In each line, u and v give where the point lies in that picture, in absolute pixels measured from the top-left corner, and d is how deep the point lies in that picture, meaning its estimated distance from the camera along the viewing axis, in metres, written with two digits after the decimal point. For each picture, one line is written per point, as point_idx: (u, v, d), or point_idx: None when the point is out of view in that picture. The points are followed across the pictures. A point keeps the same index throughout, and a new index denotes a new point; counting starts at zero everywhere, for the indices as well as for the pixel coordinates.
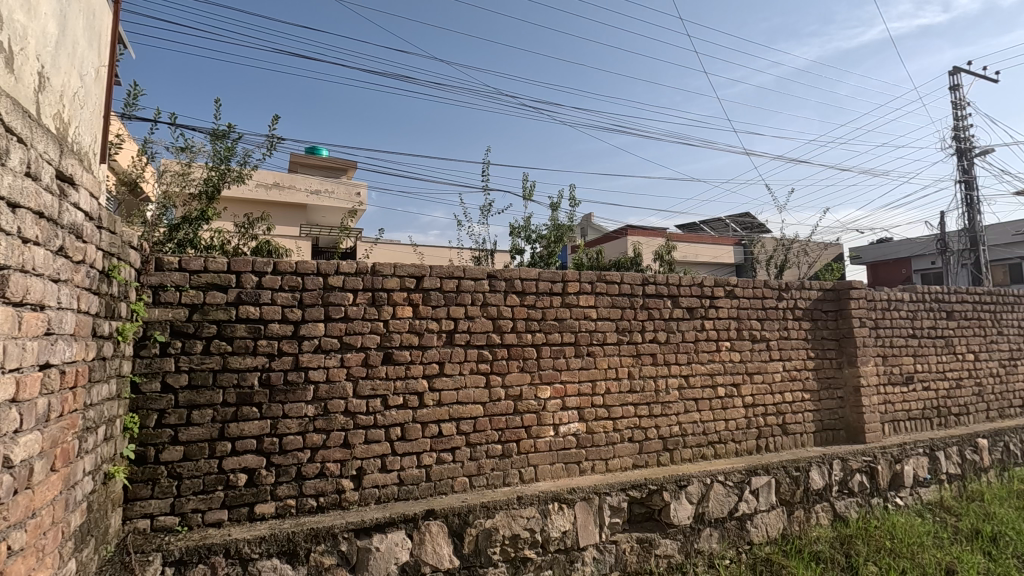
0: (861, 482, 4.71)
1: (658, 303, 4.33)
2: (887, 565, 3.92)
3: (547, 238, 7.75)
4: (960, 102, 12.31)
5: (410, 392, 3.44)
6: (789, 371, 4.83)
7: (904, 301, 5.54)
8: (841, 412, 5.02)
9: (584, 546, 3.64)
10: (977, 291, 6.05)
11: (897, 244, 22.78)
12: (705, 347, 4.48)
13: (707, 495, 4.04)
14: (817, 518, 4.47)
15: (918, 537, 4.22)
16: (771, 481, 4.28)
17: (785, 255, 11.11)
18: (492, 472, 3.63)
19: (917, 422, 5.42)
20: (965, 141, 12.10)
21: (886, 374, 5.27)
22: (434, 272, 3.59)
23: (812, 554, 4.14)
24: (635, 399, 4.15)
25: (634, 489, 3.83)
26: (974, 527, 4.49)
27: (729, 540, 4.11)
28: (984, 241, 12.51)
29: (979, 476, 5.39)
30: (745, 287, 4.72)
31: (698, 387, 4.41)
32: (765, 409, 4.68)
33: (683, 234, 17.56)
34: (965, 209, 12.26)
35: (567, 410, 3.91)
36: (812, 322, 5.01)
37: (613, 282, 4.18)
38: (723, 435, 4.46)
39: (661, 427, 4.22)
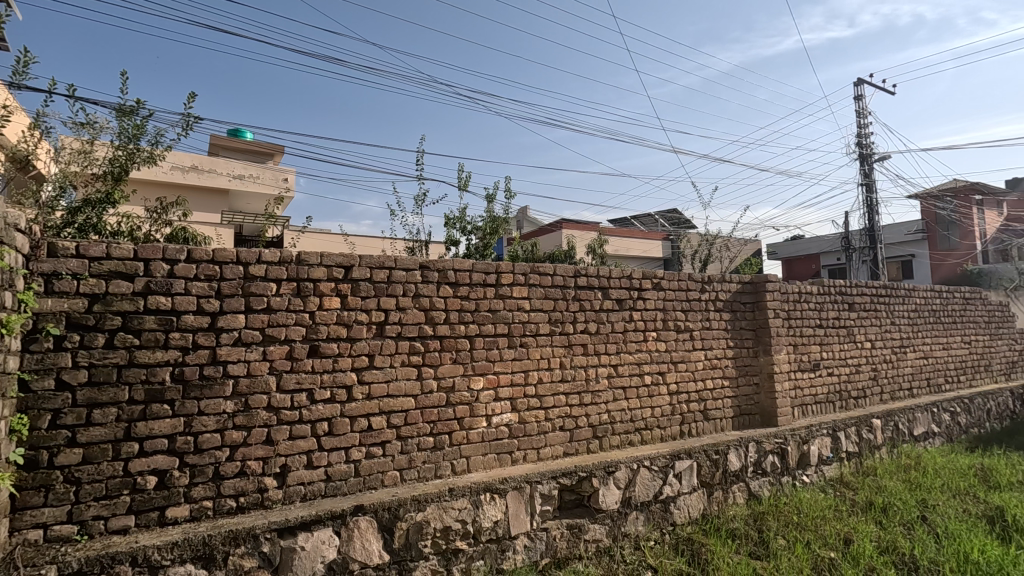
0: (773, 462, 5.04)
1: (589, 295, 4.42)
2: (794, 538, 4.20)
3: (483, 230, 7.78)
4: (864, 111, 13.37)
5: (338, 385, 3.33)
6: (710, 359, 5.08)
7: (813, 294, 5.96)
8: (757, 398, 5.35)
9: (516, 534, 3.68)
10: (875, 284, 6.62)
11: (808, 241, 24.56)
12: (633, 337, 4.63)
13: (634, 480, 4.19)
14: (734, 498, 4.74)
15: (821, 511, 4.57)
16: (693, 465, 4.51)
17: (709, 250, 11.70)
18: (424, 465, 3.59)
19: (822, 405, 5.87)
20: (867, 146, 13.18)
21: (796, 361, 5.67)
22: (365, 262, 3.48)
23: (729, 531, 4.37)
24: (567, 388, 4.23)
25: (565, 476, 3.91)
26: (869, 499, 4.90)
27: (654, 522, 4.28)
28: (882, 240, 13.70)
29: (873, 453, 5.92)
30: (671, 279, 4.91)
31: (627, 376, 4.56)
32: (688, 396, 4.91)
33: (615, 228, 18.11)
34: (866, 210, 13.38)
35: (500, 400, 3.92)
36: (732, 312, 5.29)
37: (546, 273, 4.21)
38: (650, 422, 4.64)
39: (591, 415, 4.33)
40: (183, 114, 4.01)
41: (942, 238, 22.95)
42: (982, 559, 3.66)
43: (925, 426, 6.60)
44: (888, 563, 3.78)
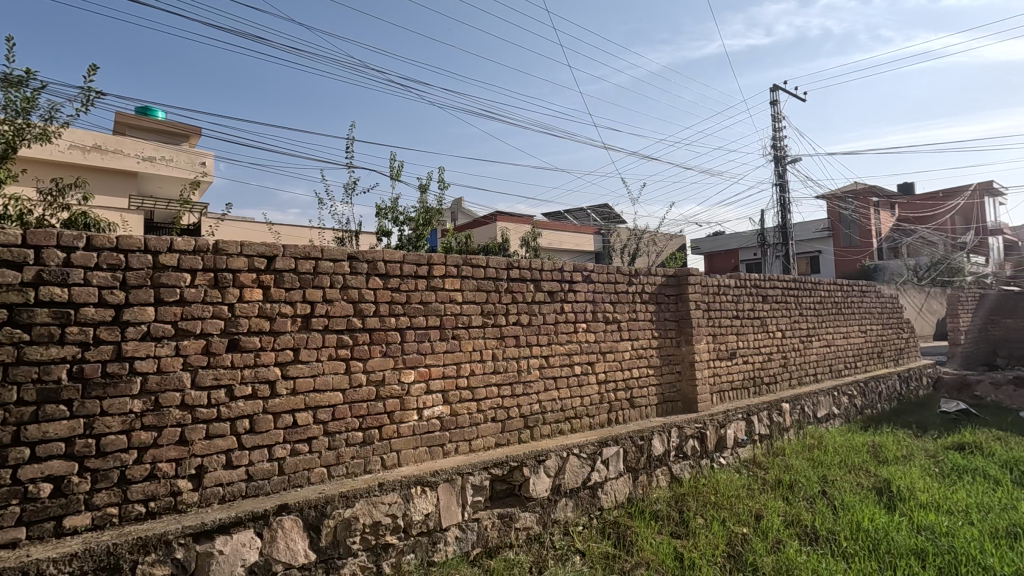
0: (693, 446, 5.32)
1: (521, 287, 4.46)
2: (711, 516, 4.45)
3: (416, 221, 7.69)
4: (778, 115, 14.28)
5: (260, 380, 3.19)
6: (636, 349, 5.28)
7: (731, 287, 6.33)
8: (679, 385, 5.63)
9: (447, 526, 3.68)
10: (785, 278, 7.11)
11: (728, 237, 26.01)
12: (564, 329, 4.72)
13: (564, 468, 4.30)
14: (658, 481, 4.97)
15: (735, 490, 4.88)
16: (619, 451, 4.68)
17: (637, 244, 12.13)
18: (353, 460, 3.50)
19: (738, 390, 6.26)
20: (780, 149, 14.10)
21: (715, 350, 6.00)
22: (289, 252, 3.34)
23: (652, 513, 4.58)
24: (499, 379, 4.26)
25: (497, 467, 3.95)
26: (777, 477, 5.28)
27: (582, 508, 4.40)
28: (792, 236, 14.73)
29: (782, 434, 6.38)
30: (601, 272, 5.04)
31: (557, 366, 4.65)
32: (616, 384, 5.08)
33: (548, 222, 18.38)
34: (779, 209, 14.33)
35: (431, 393, 3.89)
36: (657, 304, 5.52)
37: (478, 265, 4.21)
38: (579, 410, 4.77)
39: (523, 405, 4.39)
40: (82, 88, 3.66)
41: (844, 236, 25.02)
42: (871, 526, 4.04)
43: (827, 408, 7.20)
44: (793, 534, 4.10)
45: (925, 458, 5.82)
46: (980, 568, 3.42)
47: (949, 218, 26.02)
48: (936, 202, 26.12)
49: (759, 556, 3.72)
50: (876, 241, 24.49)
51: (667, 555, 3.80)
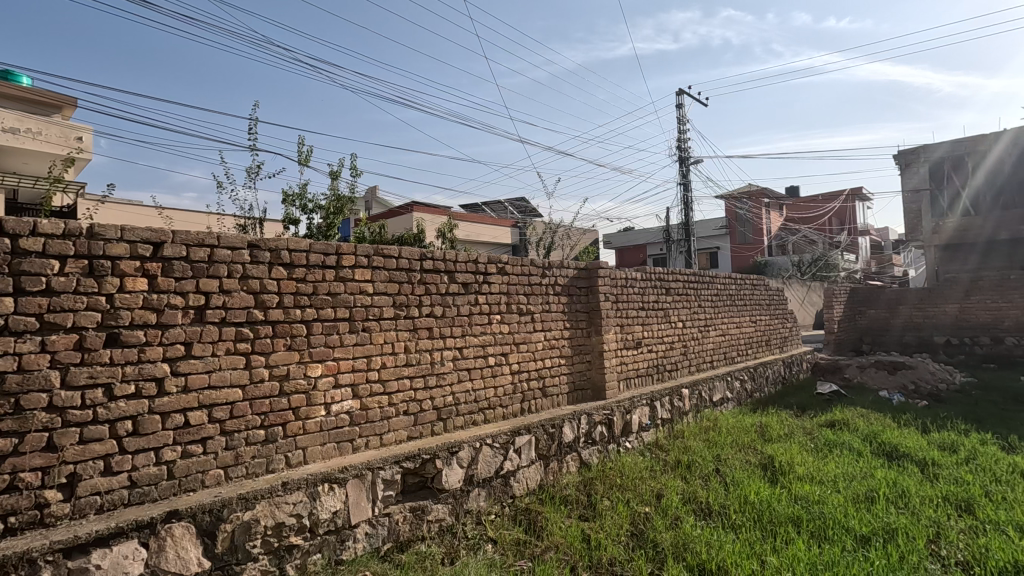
0: (601, 432, 5.56)
1: (434, 279, 4.41)
2: (616, 498, 4.66)
3: (326, 209, 7.41)
4: (683, 118, 15.14)
5: (145, 378, 2.92)
6: (548, 340, 5.41)
7: (637, 280, 6.64)
8: (589, 374, 5.84)
9: (356, 523, 3.58)
10: (686, 272, 7.58)
11: (637, 233, 27.30)
12: (478, 320, 4.74)
13: (476, 458, 4.33)
14: (568, 467, 5.14)
15: (639, 472, 5.15)
16: (531, 439, 4.79)
17: (552, 237, 12.42)
18: (253, 460, 3.31)
19: (643, 378, 6.60)
20: (684, 150, 14.97)
21: (622, 340, 6.28)
22: (179, 238, 3.08)
23: (562, 498, 4.72)
24: (411, 372, 4.20)
25: (409, 460, 3.90)
26: (677, 458, 5.63)
27: (495, 497, 4.46)
28: (694, 233, 15.75)
29: (682, 418, 6.82)
30: (515, 264, 5.10)
31: (471, 357, 4.66)
32: (529, 374, 5.18)
33: (465, 213, 18.36)
34: (682, 207, 15.24)
35: (340, 387, 3.75)
36: (569, 296, 5.68)
37: (390, 256, 4.11)
38: (492, 401, 4.82)
39: (436, 398, 4.36)
40: None
41: (739, 234, 27.07)
42: (756, 499, 4.43)
43: (721, 393, 7.78)
44: (689, 510, 4.38)
45: (802, 435, 6.45)
46: (844, 530, 3.85)
47: (826, 220, 28.88)
48: (816, 205, 28.91)
49: (659, 533, 3.95)
50: (766, 239, 26.70)
51: (575, 538, 3.93)
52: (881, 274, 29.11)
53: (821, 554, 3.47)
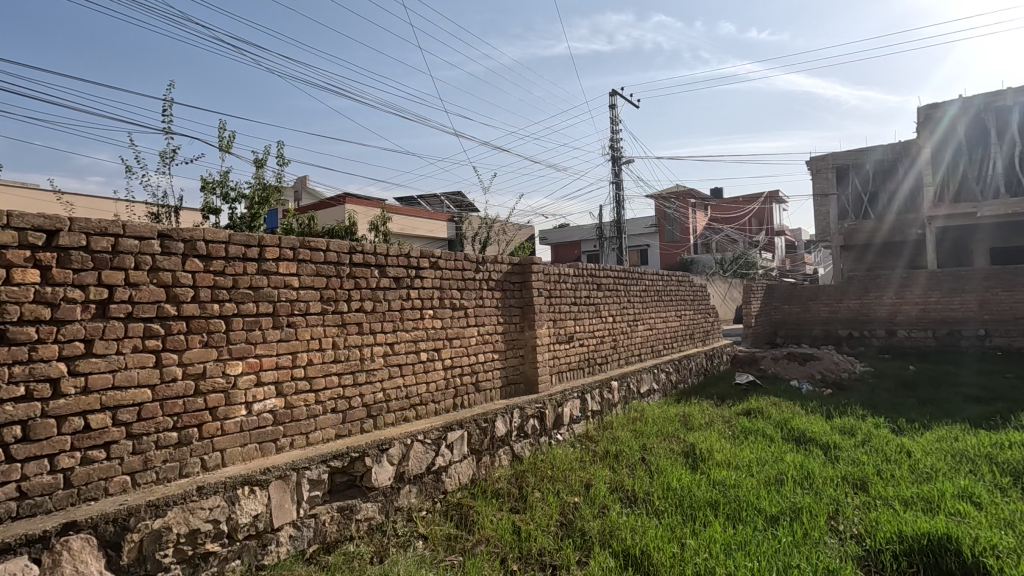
0: (533, 425, 5.64)
1: (364, 273, 4.30)
2: (547, 489, 4.75)
3: (250, 198, 7.06)
4: (615, 119, 15.59)
5: (38, 378, 2.67)
6: (481, 334, 5.41)
7: (570, 276, 6.78)
8: (522, 368, 5.91)
9: (280, 526, 3.44)
10: (617, 268, 7.82)
11: (572, 229, 27.85)
12: (410, 315, 4.67)
13: (407, 455, 4.27)
14: (500, 461, 5.18)
15: (569, 463, 5.27)
16: (464, 434, 4.80)
17: (487, 233, 12.45)
18: (165, 465, 3.11)
19: (575, 371, 6.76)
20: (617, 149, 15.40)
21: (555, 335, 6.39)
22: (78, 227, 2.83)
23: (494, 491, 4.74)
24: (340, 368, 4.08)
25: (336, 459, 3.79)
26: (606, 448, 5.81)
27: (426, 493, 4.42)
28: (625, 231, 16.26)
29: (611, 410, 7.04)
30: (448, 258, 5.07)
31: (403, 353, 4.59)
32: (462, 370, 5.17)
33: (400, 207, 18.04)
34: (614, 205, 15.70)
35: (262, 385, 3.59)
36: (503, 291, 5.71)
37: (317, 248, 3.97)
38: (424, 397, 4.77)
39: (365, 395, 4.26)
40: None
41: (668, 232, 28.22)
42: (678, 485, 4.65)
43: (648, 384, 8.10)
44: (616, 499, 4.53)
45: (721, 424, 6.82)
46: (756, 511, 4.11)
47: (746, 220, 30.64)
48: (738, 206, 30.60)
49: (587, 522, 4.06)
50: (692, 237, 27.99)
51: (506, 530, 3.97)
52: (794, 271, 31.26)
53: (735, 535, 3.69)
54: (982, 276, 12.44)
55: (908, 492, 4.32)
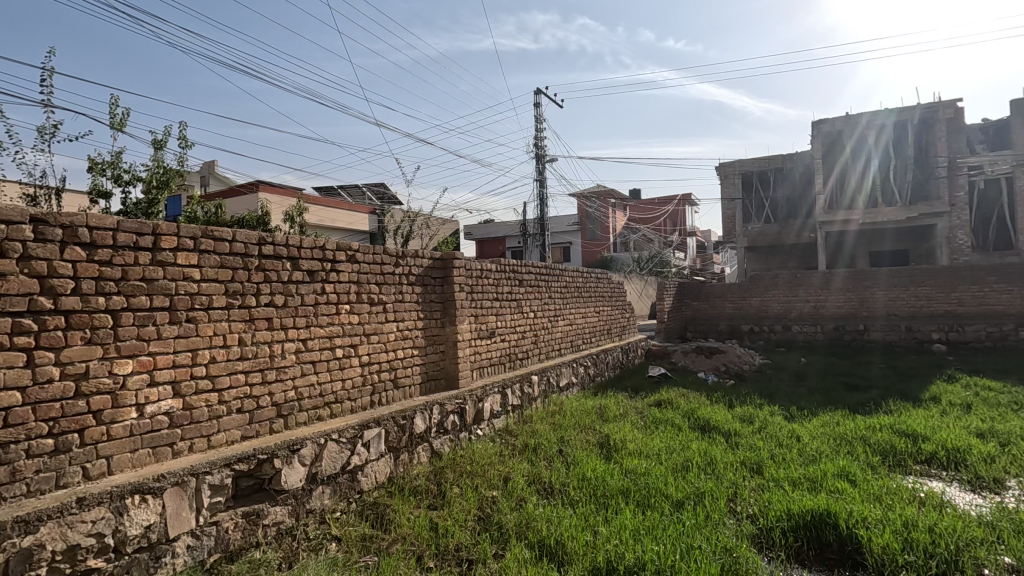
0: (453, 421, 5.61)
1: (275, 265, 4.08)
2: (465, 484, 4.74)
3: (147, 182, 6.50)
4: (539, 118, 15.86)
5: None
6: (401, 330, 5.31)
7: (492, 271, 6.80)
8: (442, 364, 5.87)
9: (176, 536, 3.20)
10: (538, 265, 7.94)
11: (496, 225, 28.00)
12: (325, 310, 4.49)
13: (320, 455, 4.12)
14: (419, 458, 5.11)
15: (488, 458, 5.31)
16: (381, 431, 4.70)
17: (409, 227, 12.24)
18: (38, 476, 2.79)
19: (496, 366, 6.80)
20: (541, 148, 15.66)
21: (476, 330, 6.39)
22: None
23: (412, 488, 4.67)
24: (246, 366, 3.85)
25: (241, 462, 3.58)
26: (525, 441, 5.89)
27: (340, 493, 4.28)
28: (548, 228, 16.58)
29: (531, 403, 7.15)
30: (366, 252, 4.92)
31: (316, 350, 4.41)
32: (380, 366, 5.05)
33: (318, 197, 17.33)
34: (538, 203, 15.96)
35: (157, 385, 3.32)
36: (423, 286, 5.63)
37: (222, 238, 3.71)
38: (339, 395, 4.61)
39: (275, 394, 4.06)
40: None
41: (589, 230, 29.07)
42: (593, 475, 4.81)
43: (567, 378, 8.31)
44: (533, 491, 4.61)
45: (634, 415, 7.13)
46: (664, 497, 4.33)
47: (662, 220, 32.18)
48: (654, 207, 32.08)
49: (504, 515, 4.10)
50: (612, 236, 29.03)
51: (423, 527, 3.93)
52: (703, 270, 33.20)
53: (643, 520, 3.87)
54: (862, 277, 13.81)
55: (796, 473, 4.73)
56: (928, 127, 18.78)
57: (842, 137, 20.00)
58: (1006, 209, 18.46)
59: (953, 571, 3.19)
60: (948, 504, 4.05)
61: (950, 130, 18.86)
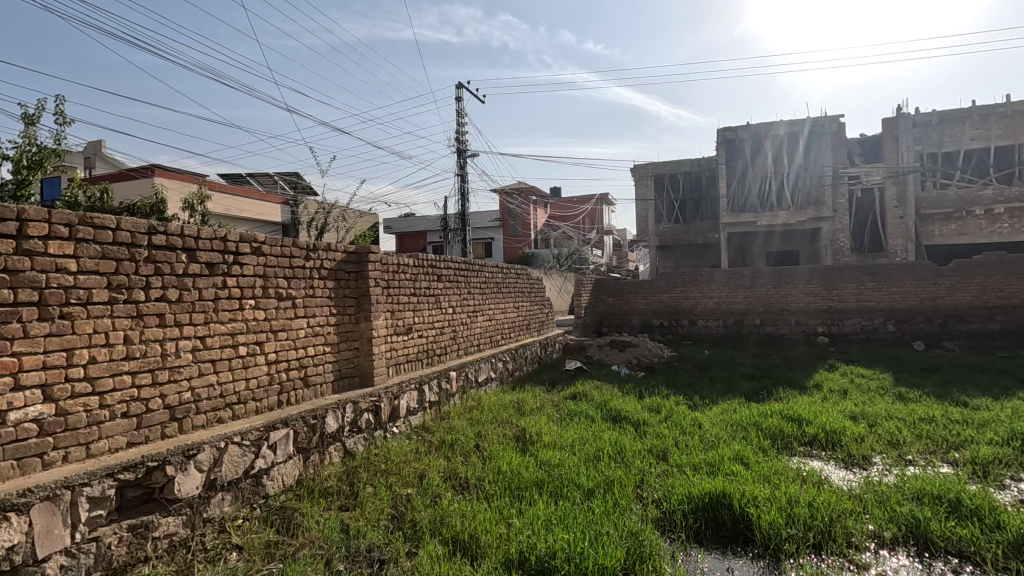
0: (367, 419, 5.47)
1: (168, 257, 3.78)
2: (379, 483, 4.63)
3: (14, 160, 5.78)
4: (461, 112, 15.76)
5: None
6: (312, 327, 5.10)
7: (409, 266, 6.68)
8: (357, 361, 5.70)
9: (46, 557, 2.87)
10: (457, 260, 7.91)
11: (417, 220, 27.57)
12: (226, 306, 4.21)
13: (220, 460, 3.87)
14: (330, 459, 4.94)
15: (404, 456, 5.22)
16: (289, 433, 4.48)
17: (324, 219, 11.77)
18: None
19: (413, 362, 6.70)
20: (462, 143, 15.60)
21: (392, 326, 6.26)
22: None
23: (322, 490, 4.50)
24: (133, 367, 3.52)
25: (127, 471, 3.28)
26: (442, 438, 5.85)
27: (242, 500, 4.03)
28: (469, 224, 16.55)
29: (449, 400, 7.12)
30: (272, 245, 4.67)
31: (216, 348, 4.12)
32: (288, 364, 4.81)
33: (223, 185, 16.22)
34: (459, 198, 15.90)
35: (24, 390, 2.96)
36: (336, 280, 5.43)
37: (104, 227, 3.38)
38: (242, 395, 4.34)
39: (168, 395, 3.75)
40: None
41: (510, 227, 29.35)
42: (509, 468, 4.86)
43: (486, 373, 8.34)
44: (448, 487, 4.59)
45: (550, 407, 7.29)
46: (575, 486, 4.46)
47: (580, 219, 33.10)
48: (572, 206, 32.95)
49: (418, 512, 4.05)
50: (532, 232, 29.49)
51: (333, 530, 3.80)
52: (618, 267, 34.54)
53: (555, 510, 3.97)
54: (759, 275, 14.96)
55: (697, 458, 5.04)
56: (817, 139, 20.59)
57: (743, 145, 21.52)
58: (879, 216, 20.70)
59: (827, 541, 3.57)
60: (825, 481, 4.49)
61: (835, 142, 20.78)
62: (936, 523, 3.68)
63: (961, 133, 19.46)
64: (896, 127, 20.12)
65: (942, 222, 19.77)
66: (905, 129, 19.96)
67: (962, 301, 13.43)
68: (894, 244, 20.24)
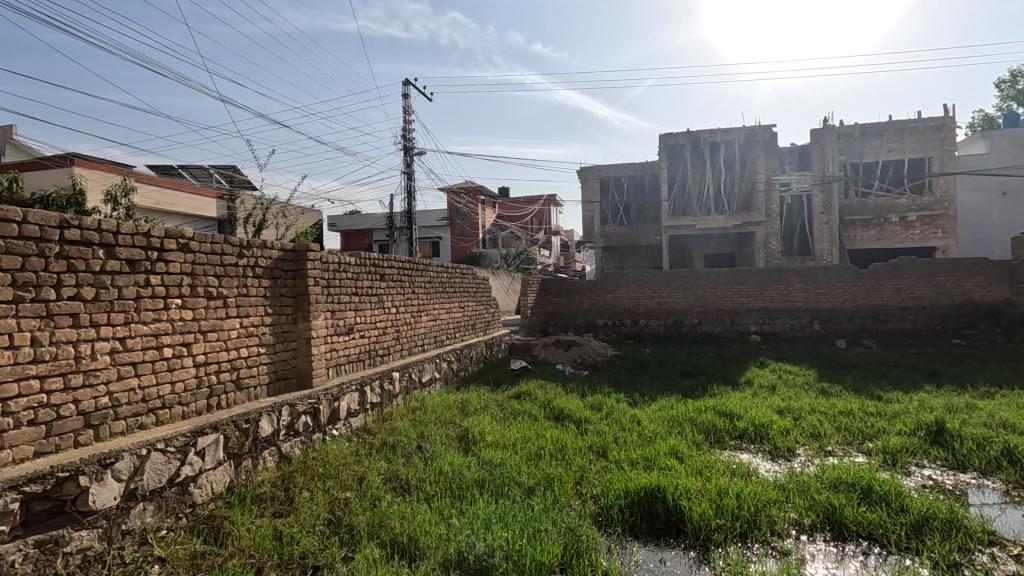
0: (305, 422, 5.31)
1: (83, 253, 3.53)
2: (316, 487, 4.50)
3: None
4: (408, 110, 15.57)
5: None
6: (244, 328, 4.89)
7: (351, 265, 6.53)
8: (293, 362, 5.52)
9: None
10: (400, 260, 7.80)
11: (362, 217, 26.97)
12: (149, 305, 3.99)
13: (142, 467, 3.66)
14: (264, 464, 4.75)
15: (343, 459, 5.09)
16: (219, 438, 4.28)
17: (264, 217, 11.32)
18: None
19: (354, 363, 6.55)
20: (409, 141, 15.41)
21: (332, 326, 6.09)
22: None
23: (254, 496, 4.33)
24: (42, 370, 3.27)
25: (33, 483, 3.04)
26: (383, 440, 5.76)
27: (166, 510, 3.83)
28: (415, 223, 16.34)
29: (391, 401, 7.01)
30: (201, 241, 4.46)
31: (137, 349, 3.89)
32: (218, 367, 4.60)
33: (151, 177, 15.31)
34: (406, 196, 15.68)
35: None
36: (272, 279, 5.24)
37: (9, 219, 3.12)
38: (167, 399, 4.12)
39: (82, 401, 3.51)
40: None
41: (458, 226, 29.20)
42: (449, 469, 4.84)
43: (429, 373, 8.26)
44: (388, 489, 4.52)
45: (494, 407, 7.31)
46: (516, 485, 4.50)
47: (528, 219, 33.35)
48: (520, 206, 33.16)
49: (356, 516, 3.97)
50: (480, 232, 29.44)
51: (264, 537, 3.66)
52: (565, 267, 35.02)
53: (496, 509, 3.99)
54: (698, 277, 15.54)
55: (634, 454, 5.19)
56: (751, 147, 21.61)
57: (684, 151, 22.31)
58: (806, 221, 21.94)
59: (752, 530, 3.76)
60: (752, 472, 4.73)
61: (768, 151, 21.89)
62: (850, 510, 3.93)
63: (880, 145, 20.93)
64: (823, 138, 21.41)
65: (863, 228, 21.20)
66: (830, 140, 21.25)
67: (878, 302, 14.43)
68: (820, 248, 21.54)
